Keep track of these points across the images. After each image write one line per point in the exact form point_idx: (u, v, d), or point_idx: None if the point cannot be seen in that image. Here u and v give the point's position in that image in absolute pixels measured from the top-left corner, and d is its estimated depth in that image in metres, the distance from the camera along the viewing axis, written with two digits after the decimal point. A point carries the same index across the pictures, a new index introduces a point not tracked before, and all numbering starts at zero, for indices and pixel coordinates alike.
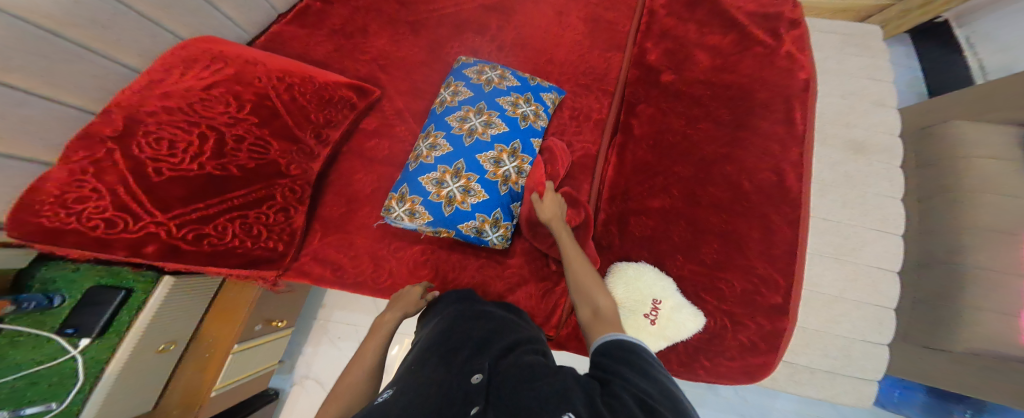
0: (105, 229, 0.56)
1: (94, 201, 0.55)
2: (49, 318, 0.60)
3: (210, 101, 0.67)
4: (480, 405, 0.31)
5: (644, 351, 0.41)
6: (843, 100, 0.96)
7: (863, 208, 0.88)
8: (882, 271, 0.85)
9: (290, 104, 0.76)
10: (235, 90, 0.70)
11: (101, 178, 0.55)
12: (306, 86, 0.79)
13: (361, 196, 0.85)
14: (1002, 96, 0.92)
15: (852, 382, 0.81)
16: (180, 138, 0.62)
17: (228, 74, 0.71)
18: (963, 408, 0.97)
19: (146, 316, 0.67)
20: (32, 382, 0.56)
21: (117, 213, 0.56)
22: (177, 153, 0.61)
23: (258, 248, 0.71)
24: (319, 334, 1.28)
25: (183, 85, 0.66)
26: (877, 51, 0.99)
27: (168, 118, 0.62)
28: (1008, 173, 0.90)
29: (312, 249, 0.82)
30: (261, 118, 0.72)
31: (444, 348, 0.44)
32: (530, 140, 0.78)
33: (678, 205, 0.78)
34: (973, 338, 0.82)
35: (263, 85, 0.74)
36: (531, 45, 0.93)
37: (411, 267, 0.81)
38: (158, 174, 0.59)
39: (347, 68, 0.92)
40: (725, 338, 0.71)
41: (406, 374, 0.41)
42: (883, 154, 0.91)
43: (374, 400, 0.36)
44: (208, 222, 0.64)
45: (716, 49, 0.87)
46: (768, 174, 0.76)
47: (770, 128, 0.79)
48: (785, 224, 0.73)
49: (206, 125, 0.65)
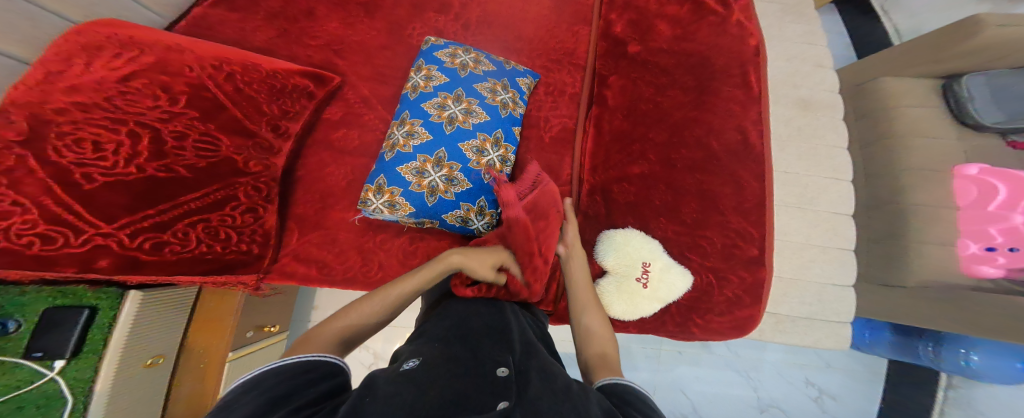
0: (41, 246, 0.50)
1: (18, 215, 0.48)
2: (10, 344, 0.55)
3: (133, 94, 0.60)
4: (509, 401, 0.29)
5: (641, 392, 0.40)
6: (788, 64, 1.04)
7: (816, 158, 0.95)
8: (838, 215, 0.92)
9: (235, 95, 0.71)
10: (162, 81, 0.63)
11: (19, 189, 0.48)
12: (250, 75, 0.73)
13: (336, 190, 0.82)
14: (917, 52, 1.02)
15: (827, 325, 0.87)
16: (105, 138, 0.56)
17: (146, 63, 0.63)
18: (925, 342, 1.06)
19: (122, 331, 0.63)
20: (18, 406, 0.55)
21: (51, 228, 0.50)
22: (106, 155, 0.55)
23: (231, 252, 0.67)
24: None
25: (93, 77, 0.59)
26: (810, 18, 1.08)
27: (85, 116, 0.55)
28: (930, 118, 1.02)
29: (291, 249, 0.78)
30: (203, 112, 0.66)
31: (461, 335, 0.41)
32: (510, 128, 0.79)
33: (656, 170, 0.81)
34: (922, 270, 0.92)
35: (195, 73, 0.67)
36: (496, 22, 0.93)
37: (400, 257, 0.79)
38: (89, 180, 0.53)
39: (297, 55, 0.88)
40: (713, 295, 0.75)
41: (430, 347, 0.38)
42: (827, 110, 0.99)
43: (400, 368, 0.33)
44: (165, 229, 0.59)
45: (674, 20, 0.89)
46: (732, 133, 0.80)
47: (729, 91, 0.83)
48: (753, 179, 0.77)
49: (135, 122, 0.59)
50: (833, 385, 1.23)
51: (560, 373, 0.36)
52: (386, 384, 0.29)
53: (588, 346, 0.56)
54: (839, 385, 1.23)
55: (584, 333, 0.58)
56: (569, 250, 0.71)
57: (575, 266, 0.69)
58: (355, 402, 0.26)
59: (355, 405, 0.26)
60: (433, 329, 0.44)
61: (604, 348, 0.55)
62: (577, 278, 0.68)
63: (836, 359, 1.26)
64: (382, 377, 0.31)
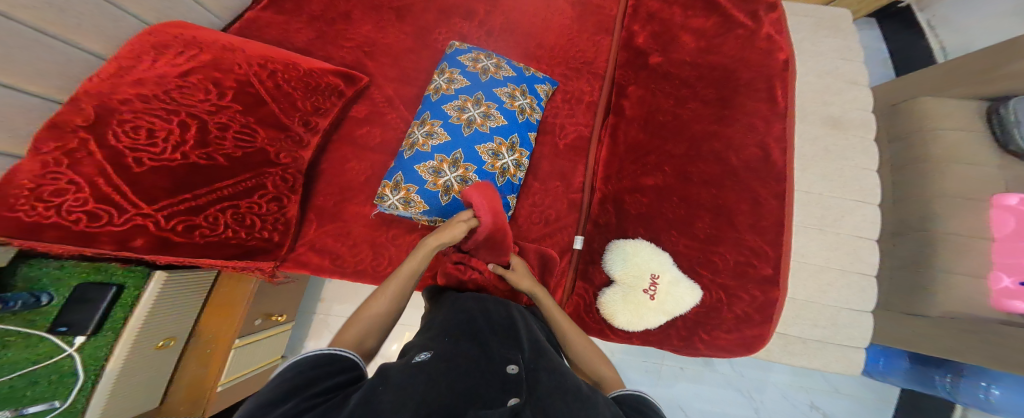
0: (87, 223, 0.53)
1: (72, 193, 0.52)
2: (39, 316, 0.59)
3: (188, 88, 0.64)
4: (520, 398, 0.29)
5: (646, 399, 0.41)
6: (819, 81, 1.00)
7: (842, 180, 0.92)
8: (862, 240, 0.89)
9: (274, 91, 0.74)
10: (214, 78, 0.67)
11: (77, 169, 0.53)
12: (290, 73, 0.77)
13: (355, 184, 0.84)
14: (972, 71, 0.97)
15: (839, 350, 0.85)
16: (159, 126, 0.59)
17: (204, 60, 0.68)
18: (942, 372, 1.01)
19: (140, 314, 0.68)
20: (32, 381, 0.57)
21: (99, 206, 0.54)
22: (157, 142, 0.59)
23: (254, 239, 0.70)
24: (320, 328, 1.26)
25: (157, 71, 0.63)
26: (847, 34, 1.04)
27: (144, 105, 0.59)
28: (971, 143, 0.97)
29: (308, 239, 0.81)
30: (245, 106, 0.70)
31: (467, 330, 0.41)
32: (527, 134, 0.80)
33: (671, 182, 0.80)
34: (948, 302, 0.88)
35: (244, 71, 0.71)
36: (520, 29, 0.94)
37: (410, 254, 0.81)
38: (139, 164, 0.57)
39: (331, 55, 0.90)
40: (722, 311, 0.73)
41: (441, 340, 0.38)
42: (857, 130, 0.96)
43: (411, 360, 0.33)
44: (199, 213, 0.62)
45: (701, 32, 0.89)
46: (753, 149, 0.79)
47: (753, 107, 0.81)
48: (771, 197, 0.76)
49: (186, 113, 0.62)
50: (839, 411, 1.19)
51: (567, 374, 0.35)
52: (396, 376, 0.30)
53: (592, 368, 0.51)
54: (845, 412, 1.19)
55: (585, 358, 0.52)
56: (527, 286, 0.61)
57: (542, 296, 0.60)
58: (368, 393, 0.27)
59: (367, 396, 0.27)
60: (440, 323, 0.44)
61: (608, 370, 0.50)
62: (550, 306, 0.59)
63: (844, 384, 1.23)
64: (392, 367, 0.31)
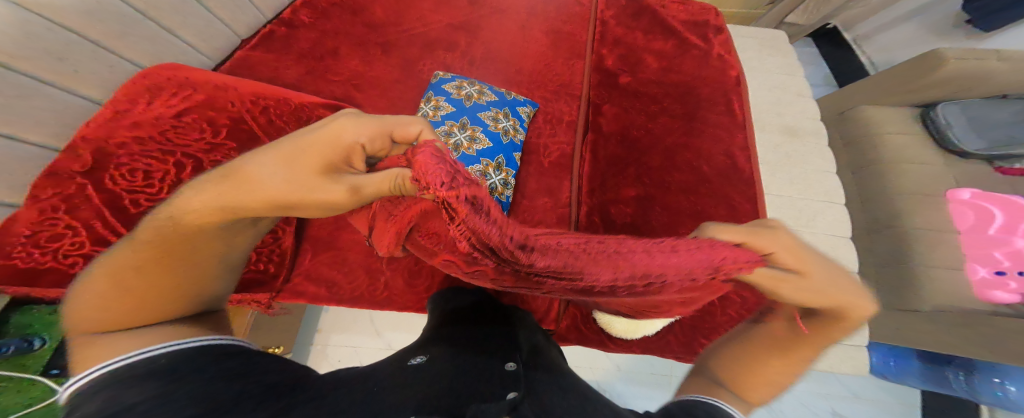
0: (84, 265, 0.58)
1: (70, 237, 0.57)
2: (33, 361, 0.56)
3: (182, 129, 0.67)
4: (519, 391, 0.27)
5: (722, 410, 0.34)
6: (772, 93, 1.09)
7: (809, 183, 0.98)
8: (836, 238, 0.94)
9: (267, 126, 0.76)
10: (209, 116, 0.70)
11: (74, 213, 0.57)
12: (281, 108, 0.78)
13: (349, 212, 0.83)
14: (896, 81, 1.06)
15: (844, 349, 0.85)
16: (156, 168, 0.64)
17: (197, 101, 0.69)
18: (954, 370, 1.02)
19: None
20: None
21: (95, 248, 0.58)
22: (154, 183, 0.63)
23: (250, 271, 0.71)
24: (317, 361, 1.16)
25: (152, 113, 0.65)
26: (787, 52, 1.16)
27: (140, 149, 0.63)
28: (916, 146, 1.07)
29: (304, 269, 0.79)
30: (240, 142, 0.73)
31: (465, 335, 0.39)
32: (512, 154, 0.81)
33: (653, 193, 0.83)
34: (933, 295, 0.92)
35: (237, 109, 0.73)
36: (500, 57, 0.98)
37: (406, 277, 0.80)
38: (136, 205, 0.62)
39: (321, 89, 0.93)
40: (716, 315, 0.76)
41: (435, 345, 0.37)
42: (813, 136, 1.04)
43: (407, 364, 0.32)
44: None
45: (662, 53, 0.99)
46: (722, 158, 0.86)
47: (717, 119, 0.90)
48: (745, 201, 0.82)
49: (181, 153, 0.66)
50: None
51: (566, 377, 0.33)
52: (393, 381, 0.28)
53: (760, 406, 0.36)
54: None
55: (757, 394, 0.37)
56: (808, 303, 0.35)
57: (863, 309, 0.34)
58: (363, 395, 0.26)
59: (362, 397, 0.25)
60: (433, 334, 0.42)
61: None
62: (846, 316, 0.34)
63: (862, 388, 1.22)
64: (387, 374, 0.30)
